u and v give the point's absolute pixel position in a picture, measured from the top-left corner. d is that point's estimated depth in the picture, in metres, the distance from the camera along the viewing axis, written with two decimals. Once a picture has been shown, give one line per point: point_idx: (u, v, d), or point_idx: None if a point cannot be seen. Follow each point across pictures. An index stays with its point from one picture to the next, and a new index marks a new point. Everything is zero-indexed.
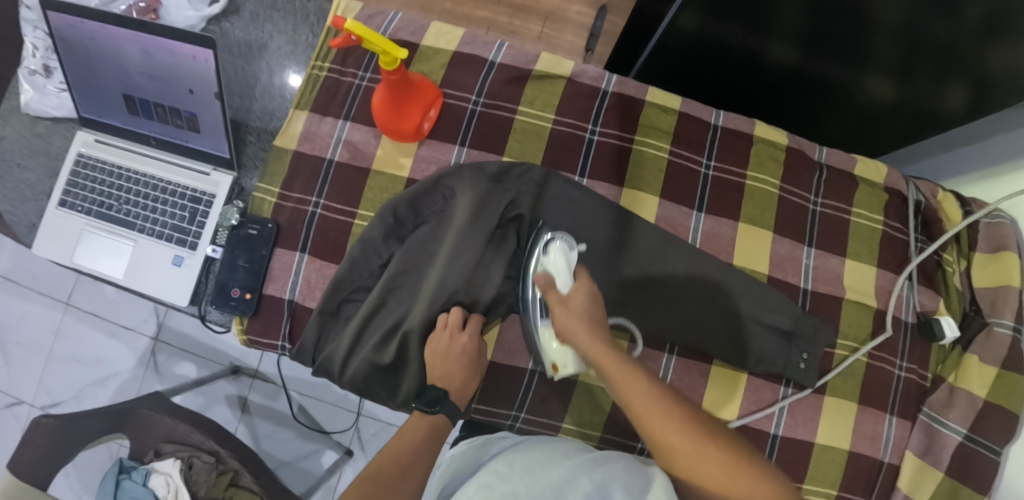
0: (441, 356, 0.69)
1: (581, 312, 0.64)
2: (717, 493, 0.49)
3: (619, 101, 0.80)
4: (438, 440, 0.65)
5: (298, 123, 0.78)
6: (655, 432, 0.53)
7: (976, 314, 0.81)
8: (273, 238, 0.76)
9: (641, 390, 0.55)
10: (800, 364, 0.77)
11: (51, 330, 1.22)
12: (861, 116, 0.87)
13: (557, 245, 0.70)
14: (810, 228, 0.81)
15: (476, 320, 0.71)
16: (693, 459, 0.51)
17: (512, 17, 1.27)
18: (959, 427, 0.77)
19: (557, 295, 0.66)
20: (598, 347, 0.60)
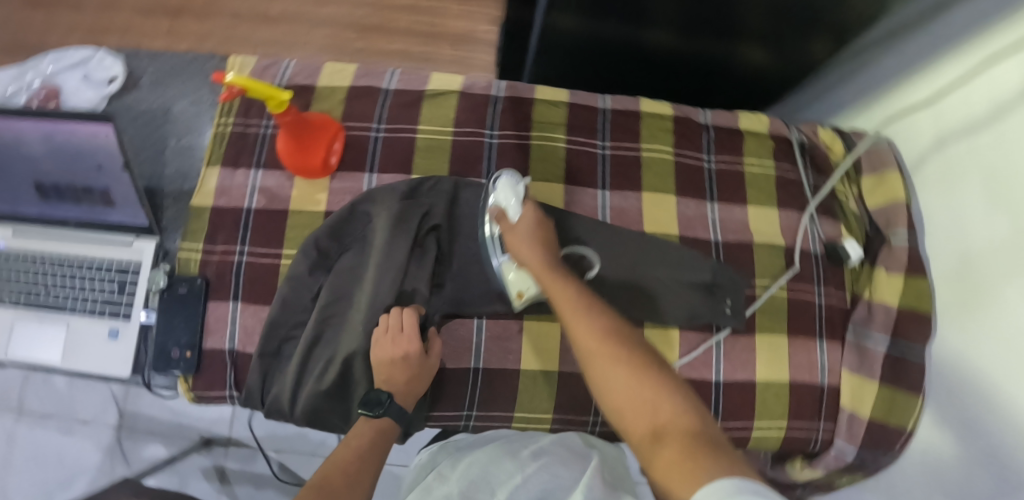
0: (385, 359, 0.71)
1: (528, 234, 0.70)
2: (617, 396, 0.52)
3: (512, 104, 0.85)
4: (383, 446, 0.65)
5: (212, 179, 0.81)
6: (580, 340, 0.58)
7: (877, 233, 0.87)
8: (204, 292, 0.78)
9: (576, 311, 0.60)
10: (727, 310, 0.81)
11: (9, 439, 1.20)
12: (739, 78, 0.95)
13: (505, 179, 0.75)
14: (709, 184, 0.87)
15: (411, 315, 0.73)
16: (608, 365, 0.54)
17: (422, 44, 1.39)
18: (883, 338, 0.82)
19: (508, 221, 0.72)
20: (539, 263, 0.67)
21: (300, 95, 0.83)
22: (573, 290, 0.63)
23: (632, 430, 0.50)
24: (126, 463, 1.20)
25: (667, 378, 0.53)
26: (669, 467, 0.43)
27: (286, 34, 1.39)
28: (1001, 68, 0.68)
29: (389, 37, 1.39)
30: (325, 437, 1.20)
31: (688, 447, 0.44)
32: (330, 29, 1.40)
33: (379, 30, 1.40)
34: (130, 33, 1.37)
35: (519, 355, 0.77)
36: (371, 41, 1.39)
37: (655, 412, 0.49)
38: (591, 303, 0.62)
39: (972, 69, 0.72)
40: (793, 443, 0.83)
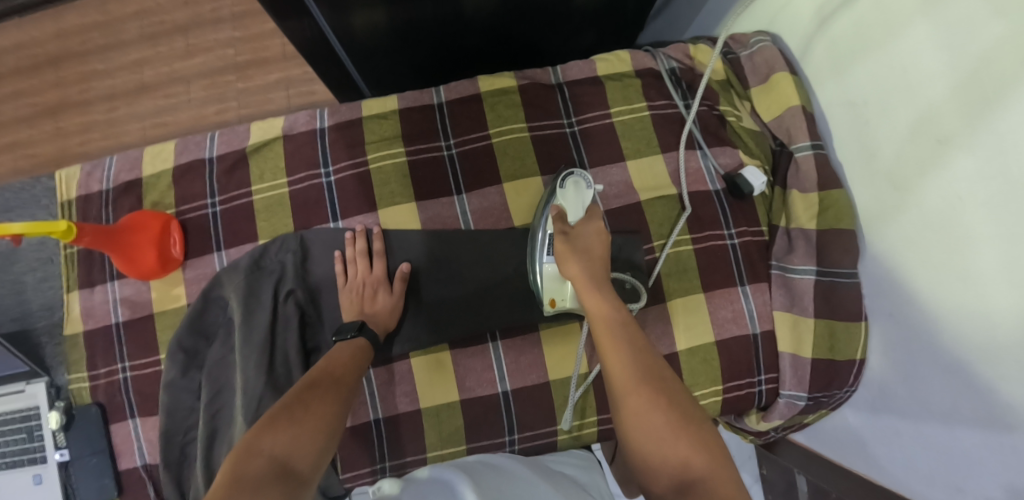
0: (358, 297, 0.71)
1: (583, 245, 0.65)
2: (646, 438, 0.47)
3: (340, 131, 0.78)
4: (366, 361, 0.65)
5: (75, 304, 0.79)
6: (612, 362, 0.52)
7: (782, 148, 0.77)
8: (102, 417, 0.78)
9: (615, 332, 0.55)
10: (626, 287, 0.72)
11: None
12: (589, 17, 0.83)
13: (574, 180, 0.69)
14: (576, 152, 0.77)
15: (381, 260, 0.73)
16: (643, 400, 0.48)
17: (301, 66, 1.18)
18: (810, 267, 0.72)
19: (563, 225, 0.67)
20: (582, 276, 0.62)
21: (129, 193, 0.79)
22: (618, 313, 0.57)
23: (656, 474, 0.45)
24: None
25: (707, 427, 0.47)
26: None
27: (167, 98, 1.18)
28: None
29: (267, 68, 1.18)
30: None
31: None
32: (208, 79, 1.18)
33: (253, 65, 1.18)
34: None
35: (415, 394, 0.74)
36: (245, 80, 1.18)
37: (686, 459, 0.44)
38: (638, 335, 0.55)
39: None
40: (735, 405, 0.75)
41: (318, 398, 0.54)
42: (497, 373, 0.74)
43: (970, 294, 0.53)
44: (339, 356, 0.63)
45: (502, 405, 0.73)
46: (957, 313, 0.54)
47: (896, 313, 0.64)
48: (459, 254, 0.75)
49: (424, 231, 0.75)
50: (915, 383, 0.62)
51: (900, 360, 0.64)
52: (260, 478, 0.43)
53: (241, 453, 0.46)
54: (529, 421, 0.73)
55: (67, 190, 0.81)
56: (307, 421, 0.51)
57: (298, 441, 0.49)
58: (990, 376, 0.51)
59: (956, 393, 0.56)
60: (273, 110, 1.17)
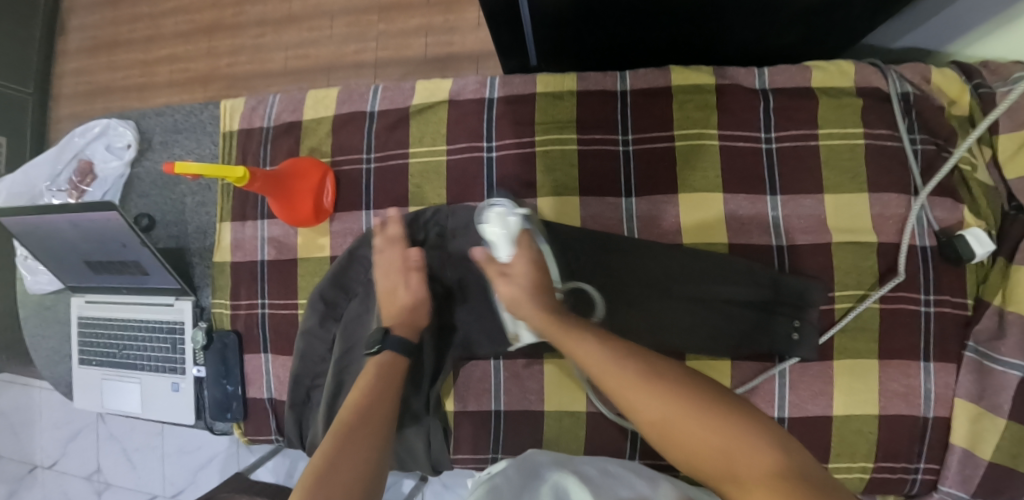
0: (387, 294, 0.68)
1: (524, 277, 0.62)
2: (679, 437, 0.47)
3: (509, 106, 0.72)
4: (395, 375, 0.63)
5: (226, 235, 0.81)
6: (610, 383, 0.52)
7: (1018, 213, 0.65)
8: (238, 346, 0.81)
9: (594, 354, 0.54)
10: (792, 334, 0.66)
11: None
12: (814, 29, 0.68)
13: (495, 213, 0.64)
14: (767, 174, 0.68)
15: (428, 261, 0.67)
16: (660, 403, 0.49)
17: (444, 14, 1.05)
18: (1019, 363, 0.62)
19: (497, 268, 0.63)
20: (533, 309, 0.60)
21: (288, 135, 0.77)
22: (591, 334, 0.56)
23: (709, 473, 0.45)
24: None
25: (716, 398, 0.49)
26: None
27: (309, 31, 1.12)
28: None
29: (408, 12, 1.07)
30: None
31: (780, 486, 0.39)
32: (350, 17, 1.10)
33: (395, 7, 1.08)
34: (145, 47, 1.20)
35: (541, 395, 0.72)
36: (387, 23, 1.08)
37: (729, 457, 0.44)
38: (618, 346, 0.55)
39: None
40: (882, 485, 0.68)
41: (347, 449, 0.53)
42: None
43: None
44: (367, 377, 0.62)
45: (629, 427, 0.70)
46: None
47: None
48: (616, 262, 0.69)
49: (583, 232, 0.70)
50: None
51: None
52: None
53: None
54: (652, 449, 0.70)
55: (230, 120, 0.81)
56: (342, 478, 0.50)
57: None
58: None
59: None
60: (414, 57, 1.08)
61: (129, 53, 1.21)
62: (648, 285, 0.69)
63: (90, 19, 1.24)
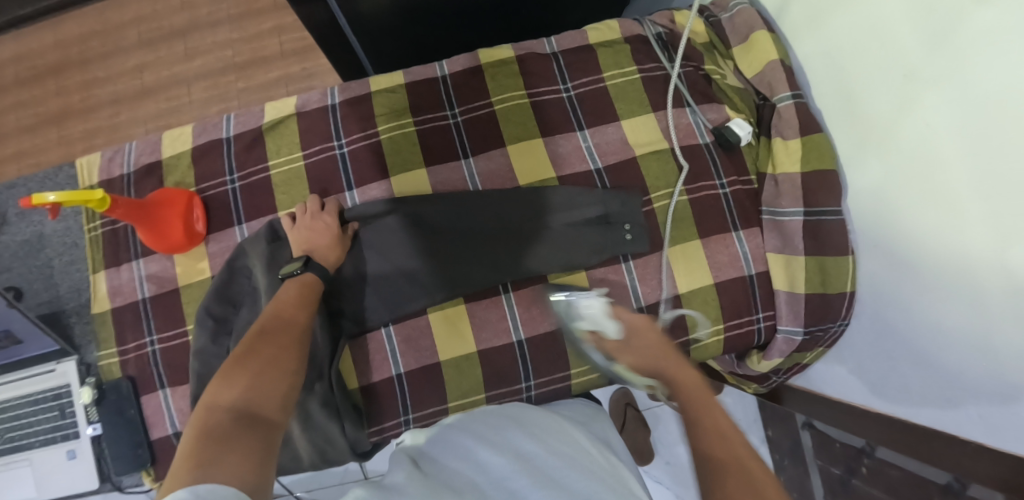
0: (306, 230, 0.75)
1: (640, 328, 0.65)
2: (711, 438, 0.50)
3: (350, 106, 0.83)
4: (313, 294, 0.69)
5: (102, 284, 0.82)
6: (681, 378, 0.58)
7: (765, 101, 0.82)
8: (132, 390, 0.79)
9: (679, 362, 0.61)
10: (626, 236, 0.78)
11: None
12: None
13: (586, 305, 0.68)
14: (574, 115, 0.82)
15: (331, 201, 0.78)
16: (711, 415, 0.52)
17: (299, 63, 1.17)
18: (796, 209, 0.77)
19: (614, 340, 0.66)
20: (655, 337, 0.64)
21: (151, 176, 0.83)
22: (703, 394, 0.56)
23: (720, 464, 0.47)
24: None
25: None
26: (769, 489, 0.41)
27: (170, 102, 1.19)
28: None
29: (266, 68, 1.18)
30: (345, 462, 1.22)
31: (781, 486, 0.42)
32: (209, 80, 1.19)
33: (250, 65, 1.18)
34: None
35: (433, 348, 0.78)
36: (244, 81, 1.18)
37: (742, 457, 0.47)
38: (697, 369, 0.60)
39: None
40: (737, 342, 0.80)
41: (271, 345, 0.57)
42: (510, 323, 0.78)
43: (942, 205, 0.59)
44: (288, 299, 0.66)
45: (517, 352, 0.77)
46: (937, 219, 0.59)
47: (883, 238, 0.69)
48: (471, 214, 0.79)
49: (438, 199, 0.79)
50: (908, 308, 0.66)
51: (891, 280, 0.69)
52: (231, 428, 0.45)
53: (202, 407, 0.48)
54: (543, 367, 0.78)
55: (89, 176, 0.85)
56: (265, 372, 0.53)
57: (255, 391, 0.50)
58: (971, 296, 0.56)
59: (941, 298, 0.60)
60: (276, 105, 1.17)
61: None
62: (503, 227, 0.79)
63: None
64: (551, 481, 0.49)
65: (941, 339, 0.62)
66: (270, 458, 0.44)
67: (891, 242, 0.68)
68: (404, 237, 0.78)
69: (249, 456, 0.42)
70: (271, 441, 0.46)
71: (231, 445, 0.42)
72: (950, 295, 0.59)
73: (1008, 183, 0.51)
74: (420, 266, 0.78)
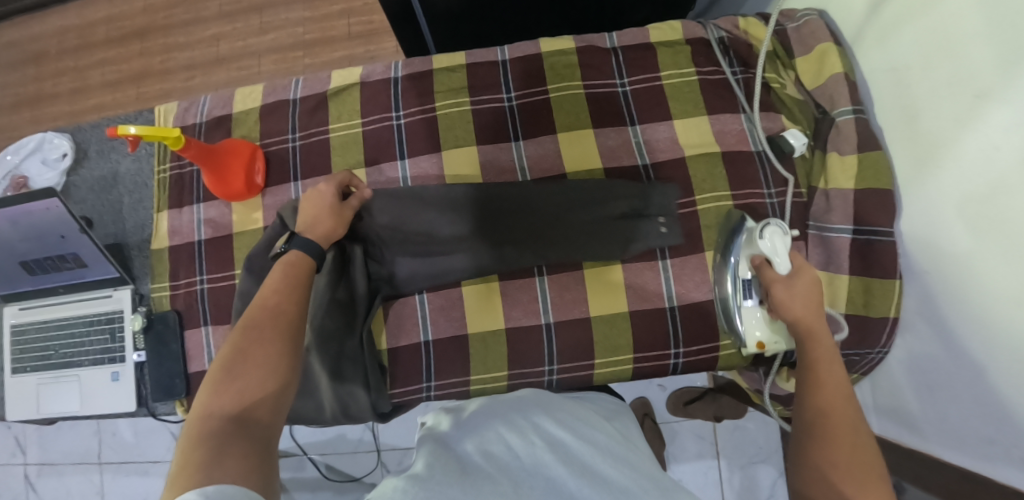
0: (309, 203, 0.71)
1: (808, 291, 0.64)
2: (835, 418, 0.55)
3: (411, 80, 0.86)
4: (303, 276, 0.62)
5: (164, 223, 0.88)
6: (820, 351, 0.61)
7: (825, 115, 0.80)
8: (178, 323, 0.85)
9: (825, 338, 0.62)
10: (660, 230, 0.78)
11: (97, 492, 1.25)
12: None
13: (773, 231, 0.67)
14: (626, 110, 0.83)
15: (342, 178, 0.74)
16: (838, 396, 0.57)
17: (365, 45, 1.23)
18: (846, 227, 0.76)
19: (776, 274, 0.67)
20: (799, 303, 0.64)
21: (220, 127, 0.88)
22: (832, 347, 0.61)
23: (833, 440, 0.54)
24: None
25: (885, 486, 0.50)
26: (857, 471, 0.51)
27: (242, 70, 1.27)
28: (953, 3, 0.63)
29: (333, 46, 1.24)
30: (360, 433, 1.25)
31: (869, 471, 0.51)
32: (280, 53, 1.26)
33: (320, 43, 1.25)
34: (82, 99, 1.30)
35: (463, 320, 0.79)
36: (312, 57, 1.25)
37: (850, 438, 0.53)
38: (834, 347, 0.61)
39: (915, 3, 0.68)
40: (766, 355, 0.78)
41: (258, 342, 0.53)
42: (541, 306, 0.79)
43: (1003, 225, 0.57)
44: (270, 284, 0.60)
45: (544, 334, 0.78)
46: (995, 240, 0.58)
47: (937, 257, 0.68)
48: (514, 197, 0.80)
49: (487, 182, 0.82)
50: (955, 332, 0.65)
51: (941, 299, 0.67)
52: (218, 437, 0.45)
53: (193, 417, 0.47)
54: (568, 353, 0.78)
55: (165, 123, 0.91)
56: (250, 371, 0.51)
57: (244, 396, 0.49)
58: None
59: (994, 320, 0.59)
60: None
61: (67, 108, 1.30)
62: (544, 213, 0.79)
63: (27, 81, 1.33)
64: (584, 468, 0.52)
65: (985, 369, 0.61)
66: (268, 456, 0.46)
67: (945, 260, 0.66)
68: (443, 215, 0.80)
69: (247, 458, 0.44)
70: (264, 446, 0.46)
71: (221, 458, 0.43)
72: (1002, 318, 0.58)
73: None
74: (460, 244, 0.79)
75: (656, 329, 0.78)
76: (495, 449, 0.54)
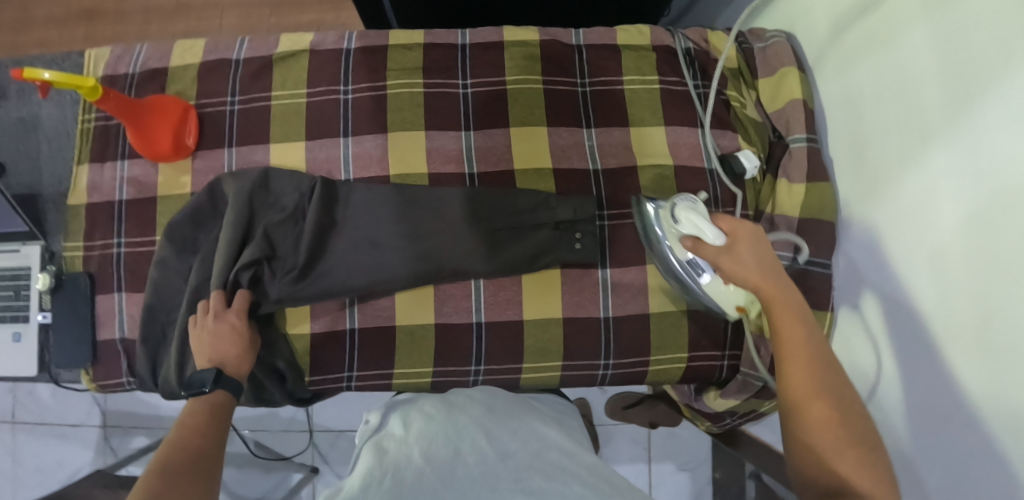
0: (206, 340, 0.67)
1: (755, 259, 0.59)
2: (814, 415, 0.52)
3: (363, 54, 0.82)
4: (223, 416, 0.62)
5: (83, 177, 0.80)
6: (782, 327, 0.57)
7: (780, 140, 0.80)
8: (90, 287, 0.78)
9: (787, 307, 0.57)
10: (574, 246, 0.76)
11: (7, 453, 1.19)
12: None
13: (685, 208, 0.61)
14: (584, 111, 0.81)
15: (240, 296, 0.70)
16: (802, 367, 0.55)
17: (336, 11, 1.17)
18: (787, 254, 0.74)
19: (715, 247, 0.60)
20: (749, 269, 0.59)
21: (153, 80, 0.82)
22: (801, 313, 0.58)
23: (818, 437, 0.51)
24: (114, 455, 1.18)
25: (878, 463, 0.49)
26: (857, 467, 0.49)
27: (201, 21, 1.19)
28: (909, 35, 0.62)
29: (301, 8, 1.18)
30: (294, 412, 1.21)
31: (866, 458, 0.49)
32: (244, 9, 1.18)
33: (287, 3, 1.18)
34: (22, 31, 1.20)
35: (392, 311, 0.76)
36: (277, 17, 1.18)
37: (835, 428, 0.51)
38: (805, 314, 0.58)
39: (874, 31, 0.67)
40: (696, 374, 0.78)
41: (179, 483, 0.50)
42: (474, 304, 0.76)
43: (937, 268, 0.58)
44: (190, 425, 0.59)
45: (474, 334, 0.76)
46: (928, 282, 0.59)
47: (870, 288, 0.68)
48: (464, 200, 0.77)
49: (432, 180, 0.79)
50: (882, 357, 0.65)
51: (868, 332, 0.68)
52: None
53: None
54: (496, 355, 0.76)
55: (94, 69, 0.84)
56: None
57: None
58: (949, 363, 0.55)
59: (924, 358, 0.59)
60: None
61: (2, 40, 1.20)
62: (473, 223, 0.76)
63: None
64: (520, 475, 0.49)
65: (918, 398, 0.60)
66: None
67: (876, 293, 0.67)
68: (382, 223, 0.77)
69: None
70: None
71: None
72: (928, 356, 0.58)
73: (1001, 262, 0.50)
74: (399, 254, 0.75)
75: (589, 339, 0.76)
76: (437, 452, 0.51)
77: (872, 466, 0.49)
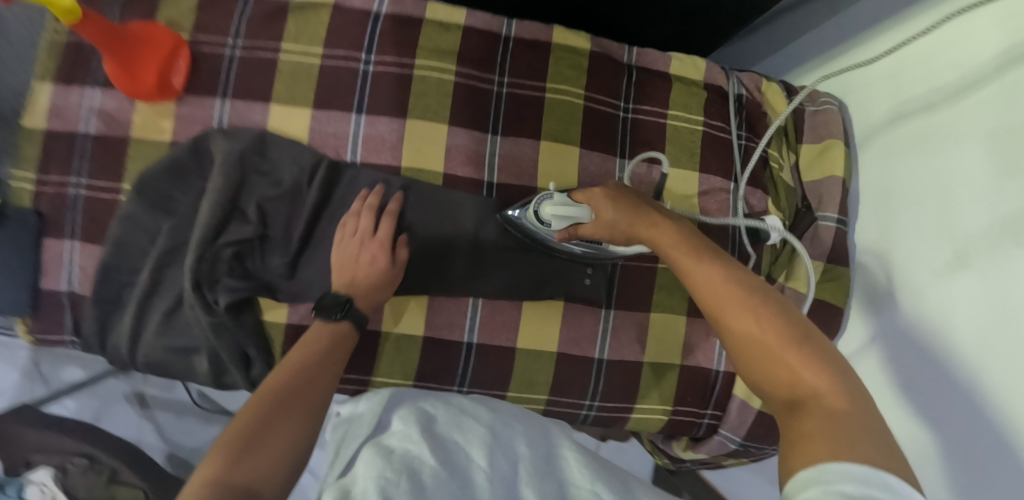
0: (349, 261, 0.66)
1: (617, 203, 0.60)
2: (736, 319, 0.45)
3: (394, 23, 0.72)
4: (344, 350, 0.60)
5: (43, 97, 0.69)
6: (665, 247, 0.54)
7: (807, 210, 0.77)
8: (37, 227, 0.68)
9: (664, 230, 0.55)
10: (586, 281, 0.73)
11: None
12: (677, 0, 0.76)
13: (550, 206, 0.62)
14: (620, 138, 0.75)
15: (387, 221, 0.67)
16: (699, 272, 0.49)
17: None
18: None
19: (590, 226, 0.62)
20: (623, 210, 0.59)
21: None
22: (707, 247, 0.52)
23: (750, 343, 0.44)
24: (46, 385, 0.98)
25: (810, 343, 0.43)
26: (786, 361, 0.42)
27: None
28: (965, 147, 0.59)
29: None
30: None
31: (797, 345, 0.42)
32: None
33: None
34: None
35: (379, 314, 0.71)
36: None
37: (758, 327, 0.44)
38: (690, 233, 0.55)
39: (929, 128, 0.64)
40: (676, 427, 0.78)
41: (289, 411, 0.49)
42: (468, 322, 0.72)
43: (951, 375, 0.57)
44: (316, 347, 0.58)
45: (462, 354, 0.72)
46: (936, 380, 0.59)
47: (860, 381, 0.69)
48: (478, 210, 0.71)
49: (445, 181, 0.72)
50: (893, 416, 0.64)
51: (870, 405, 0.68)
52: None
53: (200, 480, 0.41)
54: (482, 379, 0.73)
55: None
56: (273, 439, 0.46)
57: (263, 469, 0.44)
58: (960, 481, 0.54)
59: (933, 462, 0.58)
60: None
61: None
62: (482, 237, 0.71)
63: None
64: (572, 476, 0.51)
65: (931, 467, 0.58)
66: None
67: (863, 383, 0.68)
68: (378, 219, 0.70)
69: None
70: None
71: None
72: (917, 450, 0.60)
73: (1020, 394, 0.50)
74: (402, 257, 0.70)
75: (579, 377, 0.74)
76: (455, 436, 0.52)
77: (807, 354, 0.42)
